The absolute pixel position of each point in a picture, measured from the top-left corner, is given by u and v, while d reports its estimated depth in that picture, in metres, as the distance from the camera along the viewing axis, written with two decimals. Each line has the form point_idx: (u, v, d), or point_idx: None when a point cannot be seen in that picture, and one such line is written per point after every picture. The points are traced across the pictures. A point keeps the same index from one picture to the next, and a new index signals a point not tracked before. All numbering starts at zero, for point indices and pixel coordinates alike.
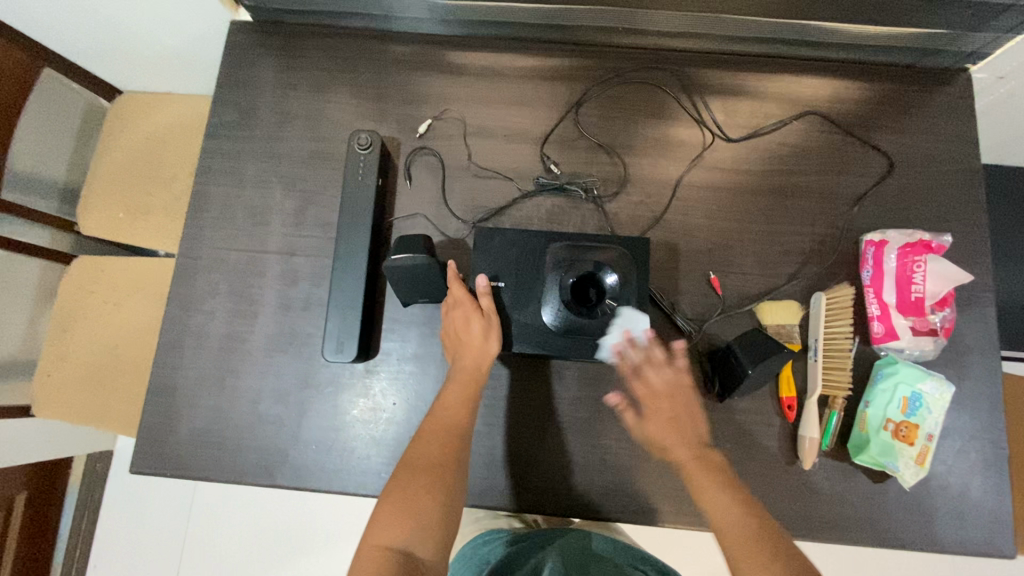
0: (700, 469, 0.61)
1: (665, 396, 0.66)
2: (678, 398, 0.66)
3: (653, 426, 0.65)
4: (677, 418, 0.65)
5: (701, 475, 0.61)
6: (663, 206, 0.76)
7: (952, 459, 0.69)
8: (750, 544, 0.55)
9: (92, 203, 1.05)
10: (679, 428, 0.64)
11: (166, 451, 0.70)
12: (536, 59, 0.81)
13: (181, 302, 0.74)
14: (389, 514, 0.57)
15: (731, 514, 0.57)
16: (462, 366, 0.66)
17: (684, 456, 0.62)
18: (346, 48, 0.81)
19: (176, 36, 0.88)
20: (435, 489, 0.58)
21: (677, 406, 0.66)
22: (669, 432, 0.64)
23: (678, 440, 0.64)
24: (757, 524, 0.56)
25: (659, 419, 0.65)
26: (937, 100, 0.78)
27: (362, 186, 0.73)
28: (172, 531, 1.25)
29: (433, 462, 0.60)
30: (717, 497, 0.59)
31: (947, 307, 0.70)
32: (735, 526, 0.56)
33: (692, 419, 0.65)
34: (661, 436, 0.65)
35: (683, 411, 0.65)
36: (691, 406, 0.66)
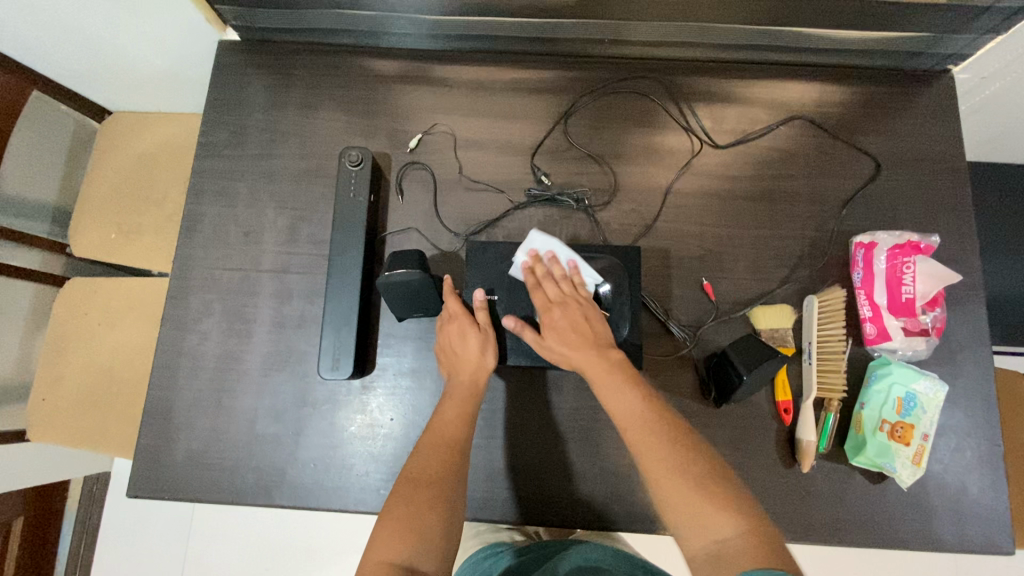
0: (599, 370, 0.61)
1: (561, 303, 0.65)
2: (573, 304, 0.65)
3: (552, 330, 0.64)
4: (575, 322, 0.64)
5: (604, 376, 0.60)
6: (654, 214, 0.77)
7: (948, 457, 0.69)
8: (654, 449, 0.56)
9: (84, 225, 1.04)
10: (579, 331, 0.63)
11: (164, 473, 0.70)
12: (524, 71, 0.81)
13: (175, 324, 0.74)
14: (391, 529, 0.55)
15: (642, 420, 0.57)
16: (460, 380, 0.66)
17: (579, 355, 0.62)
18: (335, 66, 0.82)
19: (164, 57, 0.88)
20: (438, 504, 0.57)
21: (572, 312, 0.64)
22: (567, 336, 0.63)
23: (574, 341, 0.63)
24: (667, 429, 0.57)
25: (558, 322, 0.64)
26: (921, 102, 0.79)
27: (354, 202, 0.74)
28: (171, 551, 1.24)
29: (435, 476, 0.59)
30: (624, 400, 0.59)
31: (937, 307, 0.71)
32: (641, 431, 0.57)
33: (595, 324, 0.64)
34: (565, 337, 0.63)
35: (577, 317, 0.64)
36: (589, 312, 0.65)
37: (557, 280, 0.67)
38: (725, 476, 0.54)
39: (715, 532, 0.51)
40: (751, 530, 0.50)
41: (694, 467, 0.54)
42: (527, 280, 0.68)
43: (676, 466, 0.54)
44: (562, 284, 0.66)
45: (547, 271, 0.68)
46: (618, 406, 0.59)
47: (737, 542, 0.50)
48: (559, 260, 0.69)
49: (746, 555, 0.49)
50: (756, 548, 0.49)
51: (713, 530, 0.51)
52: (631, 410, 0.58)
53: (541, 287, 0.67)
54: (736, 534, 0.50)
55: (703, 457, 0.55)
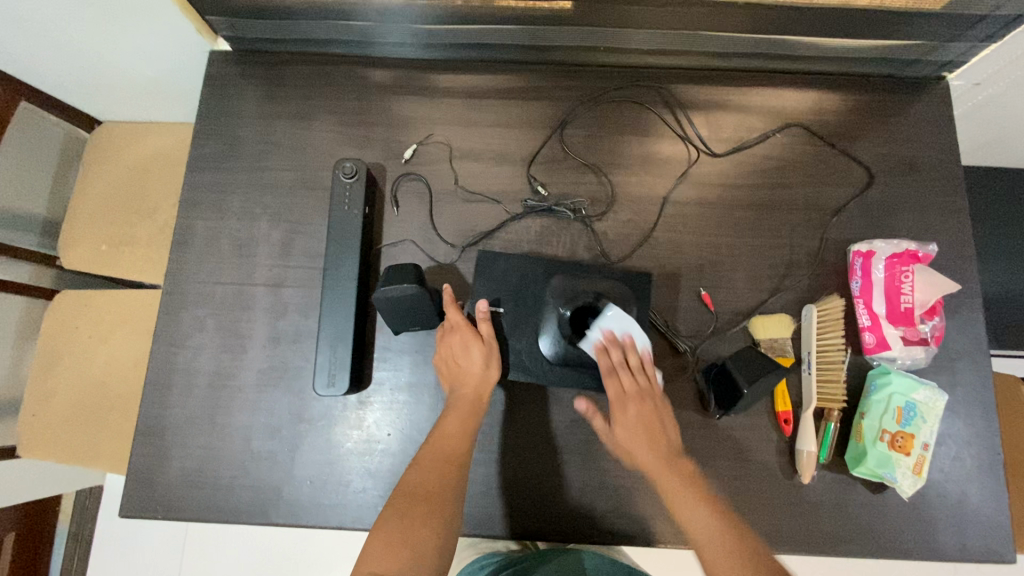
0: (672, 483, 0.60)
1: (637, 399, 0.64)
2: (646, 404, 0.64)
3: (625, 429, 0.64)
4: (648, 424, 0.64)
5: (678, 490, 0.60)
6: (651, 224, 0.76)
7: (949, 466, 0.69)
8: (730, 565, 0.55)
9: (74, 237, 1.03)
10: (652, 435, 0.63)
11: (157, 493, 0.69)
12: (519, 81, 0.81)
13: (168, 340, 0.73)
14: (383, 544, 0.55)
15: (713, 534, 0.57)
16: (464, 393, 0.65)
17: (652, 463, 0.62)
18: (328, 76, 0.81)
19: (154, 67, 0.87)
20: (430, 520, 0.57)
21: (644, 414, 0.64)
22: (641, 440, 0.63)
23: (644, 446, 0.63)
24: (743, 545, 0.56)
25: (628, 422, 0.64)
26: (917, 108, 0.79)
27: (348, 215, 0.73)
28: (168, 566, 1.22)
29: (430, 493, 0.59)
30: (706, 527, 0.58)
31: (935, 316, 0.71)
32: (716, 548, 0.56)
33: (666, 427, 0.64)
34: (637, 439, 0.63)
35: (650, 419, 0.64)
36: (660, 413, 0.64)
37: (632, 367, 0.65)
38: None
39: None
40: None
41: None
42: (601, 364, 0.65)
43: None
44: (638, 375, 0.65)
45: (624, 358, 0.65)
46: (692, 523, 0.58)
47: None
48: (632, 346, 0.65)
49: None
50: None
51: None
52: (707, 529, 0.58)
53: (616, 373, 0.64)
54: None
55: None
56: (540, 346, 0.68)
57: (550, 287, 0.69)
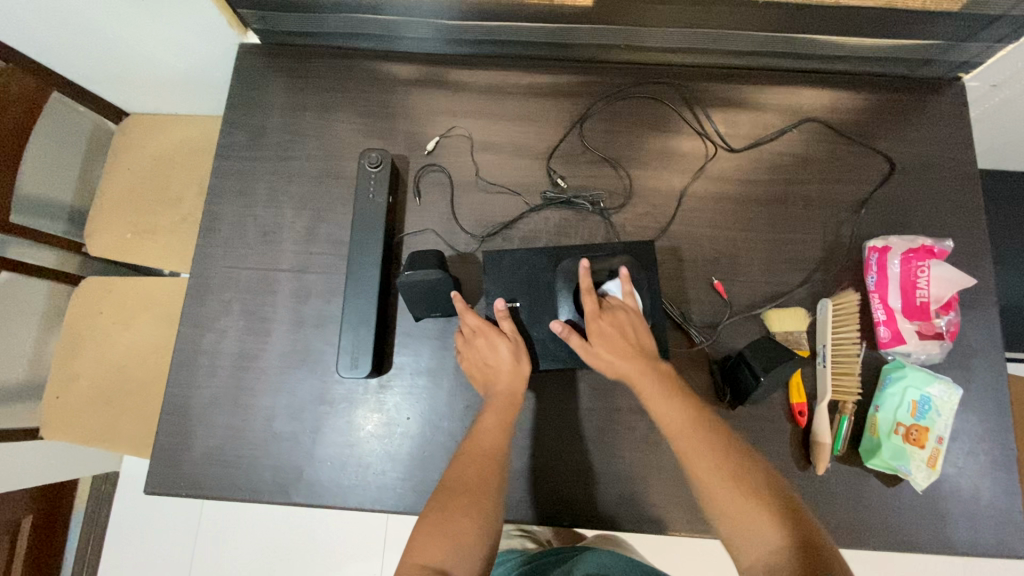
0: (654, 389, 0.63)
1: (610, 316, 0.66)
2: (620, 319, 0.66)
3: (602, 341, 0.64)
4: (625, 335, 0.65)
5: (664, 394, 0.62)
6: (669, 217, 0.77)
7: (962, 461, 0.70)
8: (707, 458, 0.59)
9: (100, 225, 1.05)
10: (629, 345, 0.65)
11: (182, 471, 0.70)
12: (540, 76, 0.83)
13: (194, 322, 0.75)
14: (427, 534, 0.55)
15: (698, 432, 0.60)
16: (500, 390, 0.66)
17: (633, 370, 0.64)
18: (353, 70, 0.83)
19: (184, 58, 0.89)
20: (472, 511, 0.57)
21: (621, 328, 0.65)
22: (618, 348, 0.64)
23: (622, 355, 0.64)
24: (724, 446, 0.59)
25: (604, 335, 0.65)
26: (932, 108, 0.80)
27: (372, 203, 0.75)
28: (180, 551, 1.24)
29: (472, 487, 0.59)
30: (674, 412, 0.62)
31: (951, 311, 0.72)
32: (693, 446, 0.60)
33: (642, 337, 0.66)
34: (614, 348, 0.64)
35: (627, 333, 0.65)
36: (637, 327, 0.66)
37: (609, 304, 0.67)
38: (791, 499, 0.57)
39: (763, 541, 0.54)
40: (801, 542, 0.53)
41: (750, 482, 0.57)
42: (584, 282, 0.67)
43: (728, 477, 0.57)
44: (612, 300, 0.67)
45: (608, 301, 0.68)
46: (666, 417, 0.62)
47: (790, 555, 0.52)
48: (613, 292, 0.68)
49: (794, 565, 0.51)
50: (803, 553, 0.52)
51: (762, 536, 0.54)
52: (679, 420, 0.61)
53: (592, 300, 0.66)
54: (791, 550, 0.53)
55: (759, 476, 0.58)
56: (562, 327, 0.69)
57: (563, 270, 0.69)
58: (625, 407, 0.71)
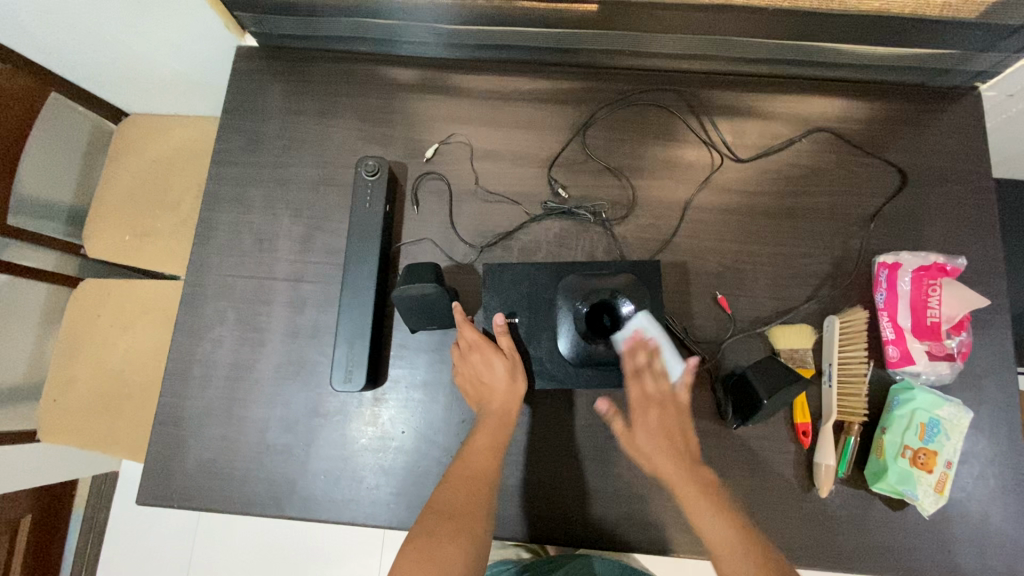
0: (691, 489, 0.58)
1: (659, 405, 0.64)
2: (667, 411, 0.64)
3: (643, 431, 0.63)
4: (668, 430, 0.63)
5: (698, 496, 0.58)
6: (672, 229, 0.75)
7: (971, 485, 0.68)
8: (749, 572, 0.53)
9: (98, 226, 1.05)
10: (672, 442, 0.62)
11: (174, 482, 0.69)
12: (542, 82, 0.81)
13: (188, 331, 0.74)
14: (413, 558, 0.54)
15: (736, 542, 0.55)
16: (494, 410, 0.65)
17: (668, 466, 0.61)
18: (352, 74, 0.81)
19: (182, 60, 0.88)
20: (461, 537, 0.56)
21: (666, 419, 0.63)
22: (660, 442, 0.62)
23: (663, 450, 0.62)
24: (762, 557, 0.54)
25: (646, 424, 0.63)
26: (946, 118, 0.78)
27: (369, 212, 0.73)
28: (178, 551, 1.24)
29: (461, 511, 0.58)
30: (705, 511, 0.57)
31: (963, 331, 0.70)
32: (730, 548, 0.54)
33: (687, 435, 0.63)
34: (654, 442, 0.62)
35: (671, 426, 0.63)
36: (681, 423, 0.64)
37: (658, 373, 0.64)
38: None
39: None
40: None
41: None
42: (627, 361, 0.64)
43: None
44: (663, 374, 0.64)
45: (650, 360, 0.64)
46: (703, 522, 0.56)
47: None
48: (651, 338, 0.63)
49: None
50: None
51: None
52: (714, 524, 0.56)
53: (642, 377, 0.64)
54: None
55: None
56: (561, 347, 0.67)
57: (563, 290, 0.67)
58: None
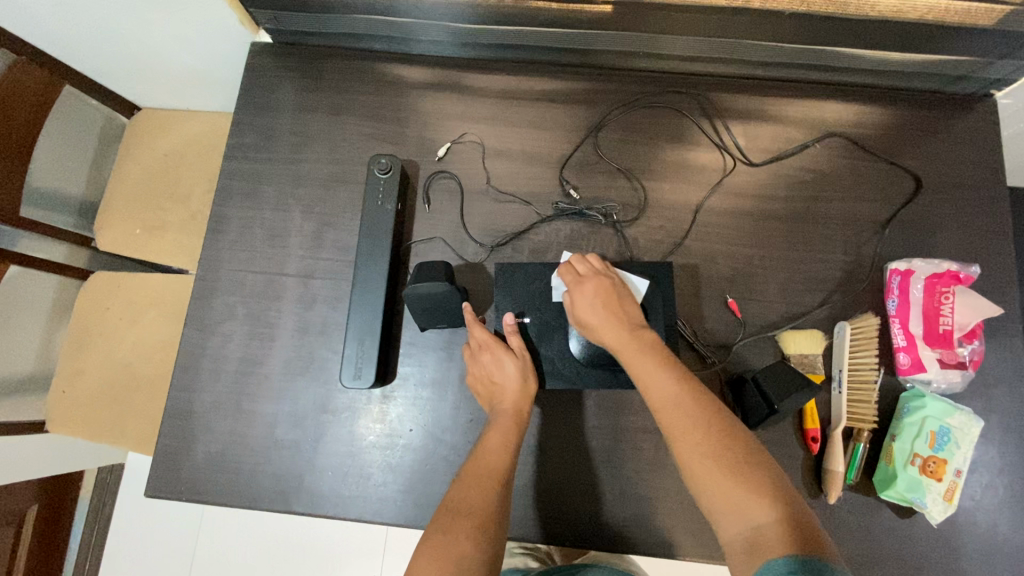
0: (643, 356, 0.58)
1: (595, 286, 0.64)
2: (602, 283, 0.64)
3: (584, 302, 0.63)
4: (606, 300, 0.63)
5: (651, 361, 0.58)
6: (683, 232, 0.75)
7: (979, 494, 0.67)
8: (691, 432, 0.54)
9: (110, 220, 1.05)
10: (617, 313, 0.62)
11: (182, 476, 0.70)
12: (554, 82, 0.81)
13: (199, 325, 0.74)
14: (431, 556, 0.54)
15: (678, 401, 0.56)
16: (506, 410, 0.64)
17: (619, 336, 0.60)
18: (365, 72, 0.81)
19: (196, 55, 0.89)
20: (477, 535, 0.56)
21: (608, 296, 0.63)
22: (606, 317, 0.62)
23: (603, 319, 0.62)
24: (698, 418, 0.55)
25: (587, 302, 0.63)
26: (960, 125, 0.77)
27: (381, 210, 0.73)
28: (183, 544, 1.25)
29: (476, 507, 0.58)
30: (657, 376, 0.57)
31: (976, 339, 0.69)
32: (677, 411, 0.55)
33: (629, 305, 0.63)
34: (593, 312, 0.62)
35: (608, 295, 0.63)
36: (619, 292, 0.64)
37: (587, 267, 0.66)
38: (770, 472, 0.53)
39: (751, 518, 0.50)
40: (789, 519, 0.49)
41: (736, 458, 0.53)
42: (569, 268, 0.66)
43: (710, 451, 0.53)
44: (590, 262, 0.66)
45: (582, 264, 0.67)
46: (653, 389, 0.57)
47: (773, 529, 0.48)
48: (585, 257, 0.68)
49: (783, 544, 0.47)
50: (789, 535, 0.48)
51: (747, 513, 0.50)
52: (666, 390, 0.56)
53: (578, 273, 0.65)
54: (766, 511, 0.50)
55: (746, 449, 0.54)
56: (573, 346, 0.68)
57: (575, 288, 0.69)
58: (631, 426, 0.70)
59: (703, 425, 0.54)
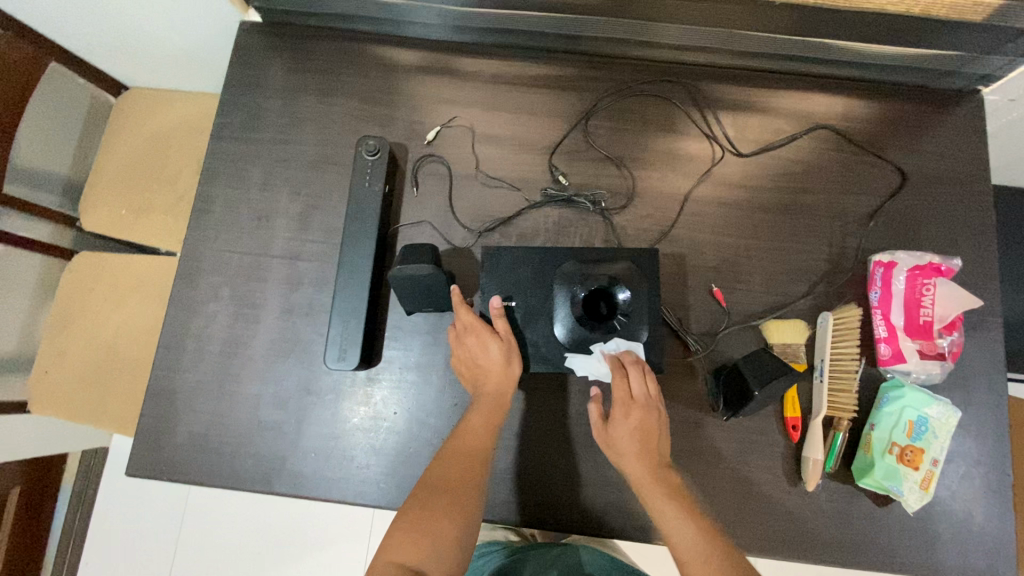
0: (659, 492, 0.60)
1: (637, 407, 0.63)
2: (650, 416, 0.63)
3: (625, 433, 0.63)
4: (646, 436, 0.63)
5: (667, 499, 0.60)
6: (670, 221, 0.75)
7: (956, 484, 0.68)
8: None
9: (95, 200, 1.04)
10: (646, 443, 0.63)
11: (164, 456, 0.69)
12: (546, 68, 0.80)
13: (183, 305, 0.74)
14: (405, 530, 0.55)
15: (699, 546, 0.57)
16: (488, 393, 0.64)
17: (642, 469, 0.61)
18: (355, 53, 0.81)
19: (184, 33, 0.87)
20: (452, 512, 0.57)
21: (644, 422, 0.63)
22: (635, 447, 0.62)
23: (640, 455, 0.62)
24: (721, 563, 0.56)
25: (631, 430, 0.63)
26: (947, 120, 0.78)
27: (368, 192, 0.73)
28: (167, 528, 1.25)
29: (453, 483, 0.58)
30: (677, 519, 0.59)
31: (955, 331, 0.70)
32: (697, 556, 0.57)
33: (661, 439, 0.64)
34: (631, 445, 0.63)
35: (649, 430, 0.63)
36: (661, 425, 0.64)
37: (640, 383, 0.65)
38: None
39: None
40: None
41: None
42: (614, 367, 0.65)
43: None
44: (643, 383, 0.64)
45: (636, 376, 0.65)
46: (675, 532, 0.58)
47: None
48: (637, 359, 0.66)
49: None
50: None
51: None
52: (687, 534, 0.58)
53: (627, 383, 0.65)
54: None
55: None
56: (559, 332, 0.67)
57: (564, 274, 0.67)
58: None
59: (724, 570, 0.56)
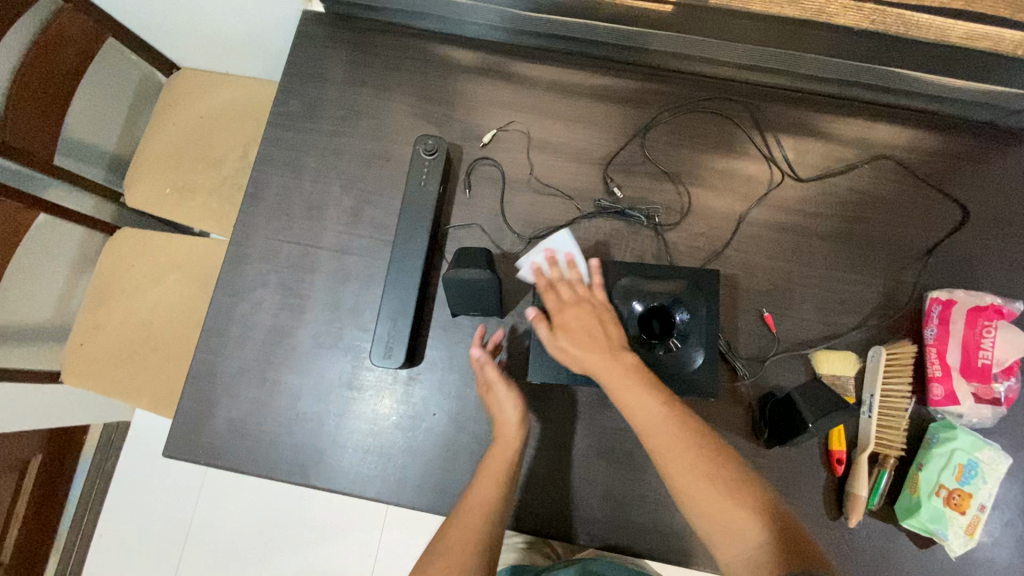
0: (611, 370, 0.58)
1: (574, 305, 0.64)
2: (583, 308, 0.63)
3: (568, 333, 0.62)
4: (588, 327, 0.62)
5: (619, 374, 0.58)
6: (723, 242, 0.75)
7: (999, 532, 0.67)
8: (679, 453, 0.53)
9: (140, 178, 1.05)
10: (591, 333, 0.61)
11: (202, 440, 0.69)
12: (606, 79, 0.80)
13: (229, 290, 0.74)
14: None
15: (662, 423, 0.55)
16: (497, 445, 0.64)
17: (594, 358, 0.60)
18: (415, 50, 0.81)
19: (245, 18, 0.88)
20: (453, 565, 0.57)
21: (583, 315, 0.63)
22: (581, 339, 0.61)
23: (584, 346, 0.61)
24: (682, 430, 0.54)
25: (571, 329, 0.62)
26: (1014, 159, 0.76)
27: (423, 191, 0.73)
28: (182, 506, 1.25)
29: (456, 543, 0.59)
30: (637, 395, 0.56)
31: (1012, 376, 0.68)
32: (661, 430, 0.54)
33: (606, 326, 0.62)
34: (576, 341, 0.61)
35: (588, 320, 0.62)
36: (603, 313, 0.64)
37: (568, 283, 0.66)
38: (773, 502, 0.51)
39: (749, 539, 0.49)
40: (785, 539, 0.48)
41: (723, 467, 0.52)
42: (539, 276, 0.68)
43: (701, 469, 0.52)
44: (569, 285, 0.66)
45: (560, 273, 0.67)
46: (634, 407, 0.56)
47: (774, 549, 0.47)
48: (573, 262, 0.69)
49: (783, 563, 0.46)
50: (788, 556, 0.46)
51: (742, 531, 0.49)
52: (649, 413, 0.55)
53: (555, 289, 0.66)
54: (765, 551, 0.48)
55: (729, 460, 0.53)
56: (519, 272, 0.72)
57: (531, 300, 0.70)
58: None
59: (687, 438, 0.54)
